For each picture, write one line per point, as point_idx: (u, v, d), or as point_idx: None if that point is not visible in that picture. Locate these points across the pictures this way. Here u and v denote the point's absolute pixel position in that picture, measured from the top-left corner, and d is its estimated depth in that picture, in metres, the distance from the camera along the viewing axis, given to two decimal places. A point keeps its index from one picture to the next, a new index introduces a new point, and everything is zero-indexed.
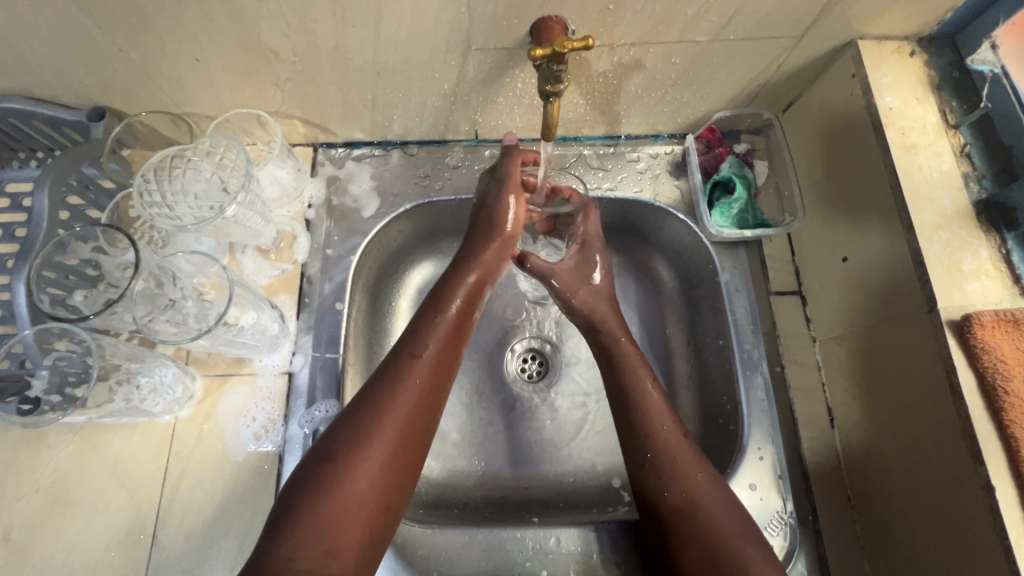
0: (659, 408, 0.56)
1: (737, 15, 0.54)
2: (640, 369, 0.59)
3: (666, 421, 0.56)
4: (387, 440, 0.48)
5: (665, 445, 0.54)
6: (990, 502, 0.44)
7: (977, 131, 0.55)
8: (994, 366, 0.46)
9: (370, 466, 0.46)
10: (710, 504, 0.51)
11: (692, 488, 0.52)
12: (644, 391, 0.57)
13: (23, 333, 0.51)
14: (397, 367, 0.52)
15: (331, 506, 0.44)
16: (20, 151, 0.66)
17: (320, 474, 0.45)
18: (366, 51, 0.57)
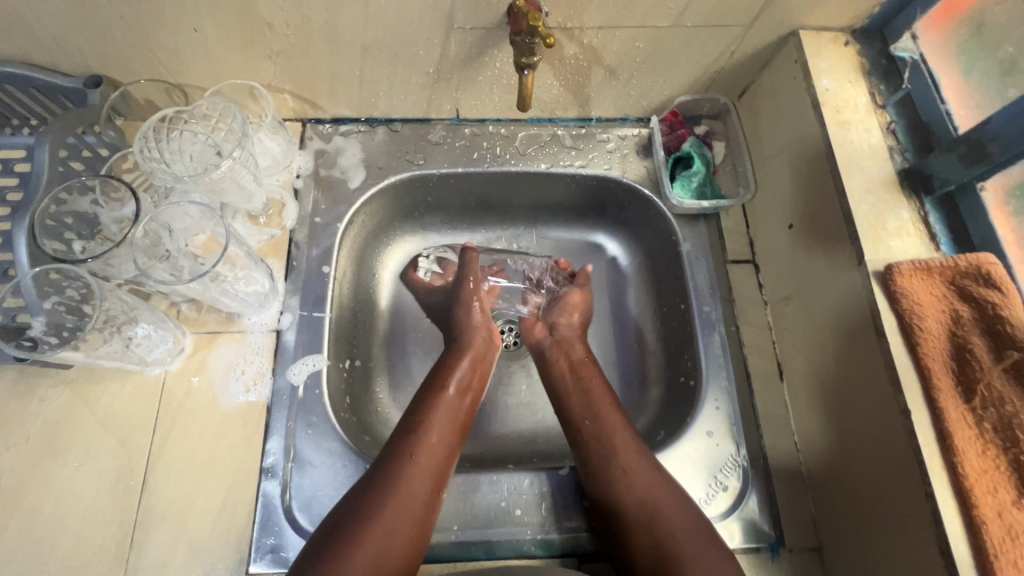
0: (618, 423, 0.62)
1: (692, 2, 0.60)
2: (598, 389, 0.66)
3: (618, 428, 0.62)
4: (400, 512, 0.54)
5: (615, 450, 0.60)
6: (907, 424, 0.50)
7: (901, 110, 0.62)
8: (911, 308, 0.52)
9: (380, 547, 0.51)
10: (654, 494, 0.56)
11: (631, 483, 0.58)
12: (596, 413, 0.63)
13: (23, 274, 0.53)
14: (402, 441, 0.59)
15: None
16: (14, 117, 0.68)
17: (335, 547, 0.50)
18: (356, 26, 0.61)
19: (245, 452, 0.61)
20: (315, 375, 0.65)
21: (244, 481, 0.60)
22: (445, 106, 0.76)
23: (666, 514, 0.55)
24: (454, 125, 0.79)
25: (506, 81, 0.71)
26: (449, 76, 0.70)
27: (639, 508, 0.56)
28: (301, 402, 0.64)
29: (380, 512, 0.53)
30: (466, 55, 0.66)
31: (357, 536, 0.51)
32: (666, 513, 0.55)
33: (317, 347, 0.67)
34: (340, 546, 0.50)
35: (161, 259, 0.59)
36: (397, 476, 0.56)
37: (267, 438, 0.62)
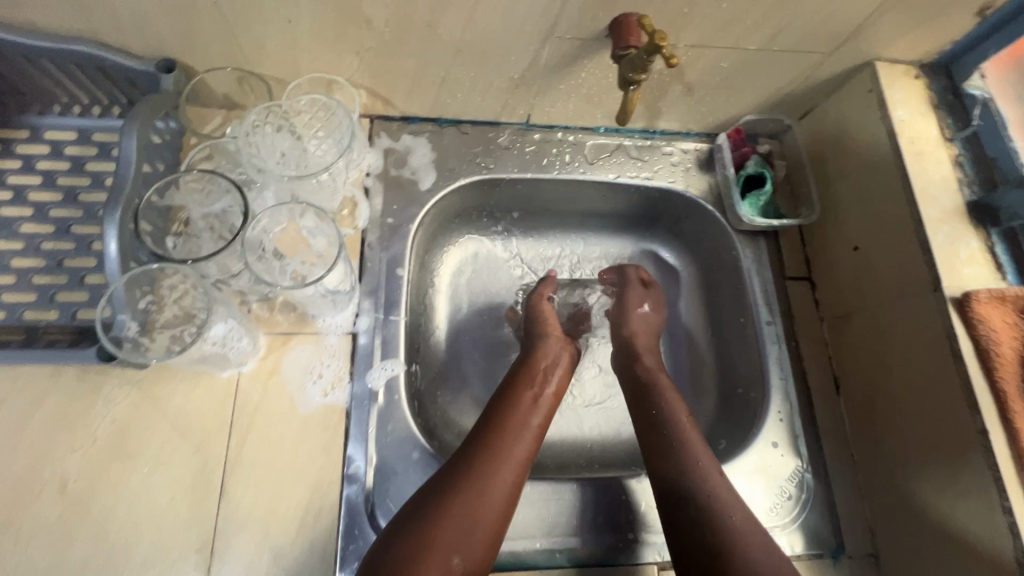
0: (681, 414, 0.63)
1: (787, 28, 0.62)
2: (671, 397, 0.65)
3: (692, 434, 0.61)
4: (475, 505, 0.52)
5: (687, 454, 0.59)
6: (984, 443, 0.54)
7: (968, 145, 0.66)
8: (987, 334, 0.56)
9: (452, 536, 0.50)
10: (725, 499, 0.55)
11: (698, 471, 0.57)
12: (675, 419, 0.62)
13: (114, 282, 0.51)
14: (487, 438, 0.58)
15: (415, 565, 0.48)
16: (100, 100, 0.67)
17: (413, 531, 0.50)
18: (455, 29, 0.60)
19: (325, 458, 0.60)
20: (393, 380, 0.64)
21: (326, 487, 0.59)
22: (518, 111, 0.76)
23: (727, 502, 0.55)
24: (522, 130, 0.79)
25: (586, 90, 0.71)
26: (531, 82, 0.70)
27: (706, 517, 0.54)
28: (380, 407, 0.63)
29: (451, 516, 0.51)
30: (555, 64, 0.66)
31: (435, 524, 0.50)
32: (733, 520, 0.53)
33: (394, 351, 0.66)
34: (415, 533, 0.50)
35: (258, 257, 0.59)
36: (472, 483, 0.54)
37: (346, 444, 0.61)
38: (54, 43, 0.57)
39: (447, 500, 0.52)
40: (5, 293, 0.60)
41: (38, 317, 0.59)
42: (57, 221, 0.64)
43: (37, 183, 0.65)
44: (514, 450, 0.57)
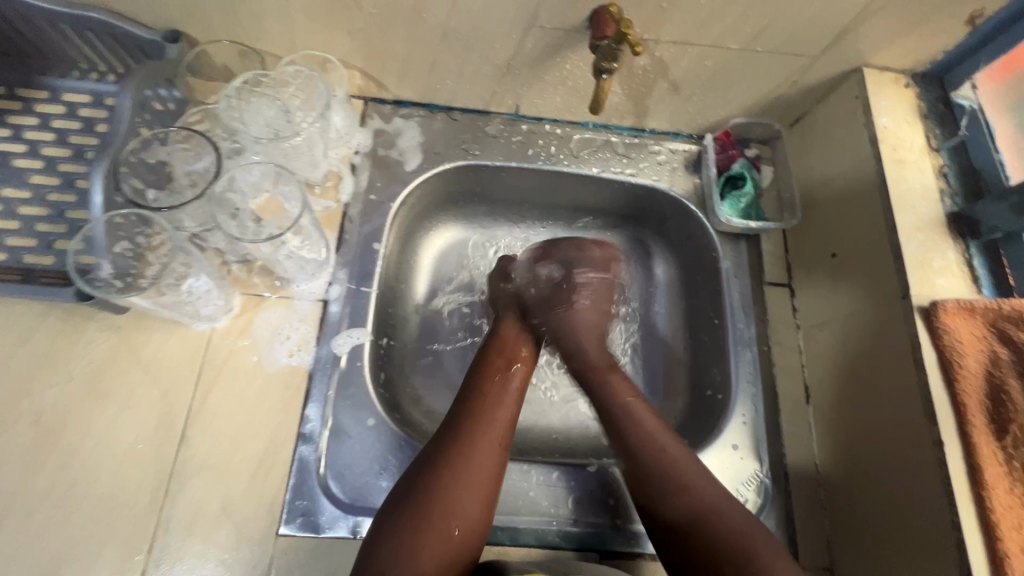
0: (632, 398, 0.62)
1: (768, 28, 0.62)
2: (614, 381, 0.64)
3: (644, 417, 0.59)
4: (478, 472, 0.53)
5: (648, 436, 0.57)
6: (939, 455, 0.52)
7: (955, 155, 0.64)
8: (952, 345, 0.54)
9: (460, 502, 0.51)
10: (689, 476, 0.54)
11: (656, 450, 0.56)
12: (623, 402, 0.61)
13: (94, 220, 0.55)
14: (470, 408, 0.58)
15: (426, 533, 0.48)
16: (101, 66, 0.72)
17: (415, 503, 0.50)
18: (440, 14, 0.62)
19: (284, 415, 0.62)
20: (357, 348, 0.66)
21: (281, 443, 0.61)
22: (507, 101, 0.77)
23: (702, 488, 0.53)
24: (512, 120, 0.81)
25: (572, 82, 0.73)
26: (518, 71, 0.71)
27: (677, 497, 0.53)
28: (342, 373, 0.65)
29: (450, 476, 0.51)
30: (539, 54, 0.68)
31: (436, 492, 0.50)
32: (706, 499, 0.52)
33: (362, 321, 0.68)
34: (421, 504, 0.50)
35: (230, 215, 0.62)
36: (474, 436, 0.55)
37: (306, 404, 0.63)
38: (72, 9, 0.62)
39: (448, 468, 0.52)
40: (7, 236, 0.64)
41: (34, 261, 0.64)
42: (64, 174, 0.69)
43: (49, 139, 0.70)
44: (498, 413, 0.58)
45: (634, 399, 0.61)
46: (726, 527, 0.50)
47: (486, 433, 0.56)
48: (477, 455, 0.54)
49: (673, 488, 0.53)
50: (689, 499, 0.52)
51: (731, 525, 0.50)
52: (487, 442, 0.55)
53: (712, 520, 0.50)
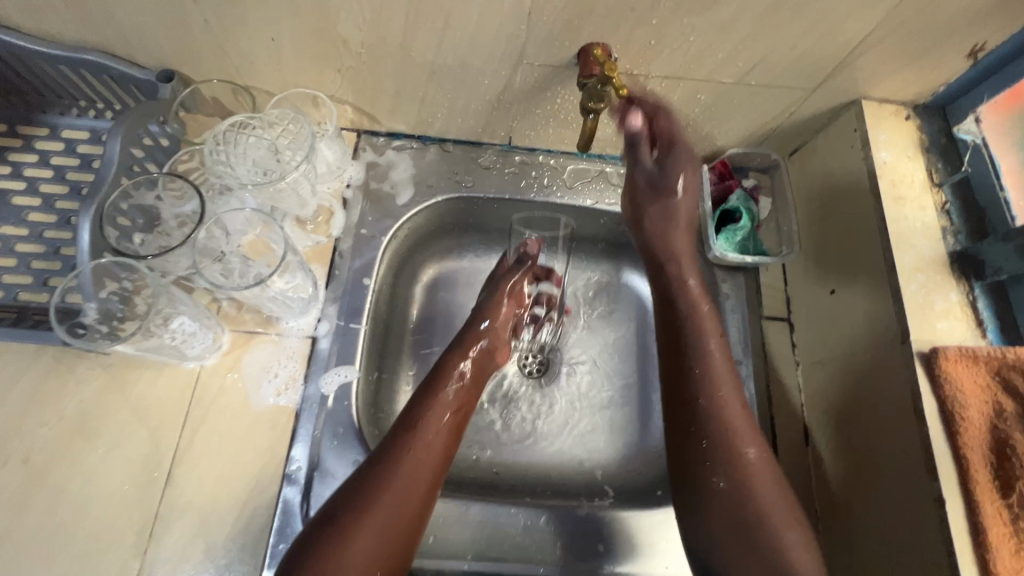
0: (726, 384, 0.59)
1: (762, 63, 0.61)
2: (721, 376, 0.60)
3: (739, 425, 0.57)
4: (394, 508, 0.53)
5: (735, 437, 0.56)
6: (940, 513, 0.50)
7: (957, 191, 0.62)
8: (953, 396, 0.52)
9: (367, 543, 0.51)
10: (765, 503, 0.53)
11: (737, 449, 0.56)
12: (715, 394, 0.59)
13: (82, 266, 0.56)
14: (397, 437, 0.57)
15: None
16: (99, 103, 0.72)
17: (323, 543, 0.50)
18: (428, 52, 0.62)
19: (270, 456, 0.62)
20: (345, 386, 0.66)
21: (266, 484, 0.61)
22: (499, 133, 0.77)
23: (764, 500, 0.54)
24: (505, 151, 0.80)
25: (564, 115, 0.72)
26: (509, 105, 0.71)
27: (733, 513, 0.53)
28: (330, 412, 0.65)
29: (365, 519, 0.52)
30: (529, 89, 0.67)
31: (347, 537, 0.51)
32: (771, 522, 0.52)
33: (351, 359, 0.67)
34: (328, 547, 0.50)
35: (214, 259, 0.61)
36: (378, 493, 0.53)
37: (292, 445, 0.63)
38: (67, 51, 0.63)
39: (364, 509, 0.52)
40: (3, 274, 0.65)
41: (29, 298, 0.65)
42: (60, 211, 0.70)
43: (48, 175, 0.71)
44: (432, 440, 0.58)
45: (735, 408, 0.58)
46: (783, 557, 0.51)
47: (398, 477, 0.54)
48: (384, 500, 0.53)
49: (738, 489, 0.54)
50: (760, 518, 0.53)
51: (785, 555, 0.51)
52: (396, 488, 0.54)
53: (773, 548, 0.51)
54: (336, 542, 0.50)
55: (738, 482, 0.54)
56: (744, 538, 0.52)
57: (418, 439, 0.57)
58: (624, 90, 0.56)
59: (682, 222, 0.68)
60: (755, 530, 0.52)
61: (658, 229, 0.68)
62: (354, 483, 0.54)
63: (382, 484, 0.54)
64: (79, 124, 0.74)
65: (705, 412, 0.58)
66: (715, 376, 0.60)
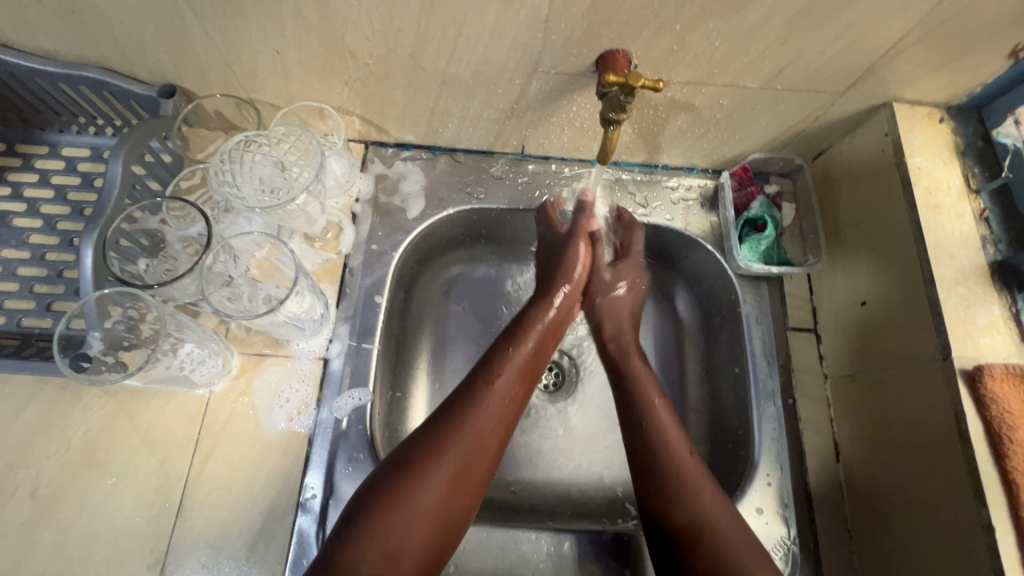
0: (672, 434, 0.58)
1: (789, 67, 0.58)
2: (663, 417, 0.60)
3: (690, 467, 0.56)
4: (467, 458, 0.51)
5: (685, 476, 0.55)
6: (989, 541, 0.48)
7: (997, 198, 0.60)
8: (1001, 417, 0.50)
9: (440, 483, 0.49)
10: (717, 521, 0.52)
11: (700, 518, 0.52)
12: (651, 409, 0.60)
13: (86, 296, 0.54)
14: (473, 388, 0.55)
15: (403, 511, 0.46)
16: (101, 119, 0.70)
17: (396, 483, 0.48)
18: (439, 62, 0.59)
19: (283, 483, 0.60)
20: (359, 409, 0.64)
21: (280, 513, 0.59)
22: (512, 142, 0.74)
23: (722, 531, 0.52)
24: (517, 160, 0.78)
25: (579, 123, 0.69)
26: (522, 114, 0.68)
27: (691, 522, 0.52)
28: (344, 436, 0.63)
29: (440, 458, 0.49)
30: (544, 97, 0.65)
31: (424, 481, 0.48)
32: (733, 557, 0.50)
33: (364, 381, 0.65)
34: (403, 487, 0.48)
35: (222, 285, 0.59)
36: (453, 442, 0.51)
37: (306, 472, 0.61)
38: (66, 68, 0.61)
39: (440, 450, 0.50)
40: (6, 299, 0.63)
41: (33, 324, 0.63)
42: (62, 232, 0.67)
43: (49, 196, 0.69)
44: (509, 396, 0.56)
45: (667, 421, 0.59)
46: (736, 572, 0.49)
47: (472, 432, 0.52)
48: (457, 454, 0.50)
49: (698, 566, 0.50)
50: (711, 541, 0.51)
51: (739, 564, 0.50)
52: (468, 441, 0.51)
53: (724, 555, 0.50)
54: (413, 478, 0.48)
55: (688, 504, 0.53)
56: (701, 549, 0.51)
57: (494, 395, 0.55)
58: (657, 87, 0.53)
59: (627, 318, 0.72)
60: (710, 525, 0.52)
61: (608, 311, 0.71)
62: (428, 429, 0.52)
63: (459, 434, 0.51)
64: (83, 142, 0.72)
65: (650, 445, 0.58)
66: (660, 424, 0.59)
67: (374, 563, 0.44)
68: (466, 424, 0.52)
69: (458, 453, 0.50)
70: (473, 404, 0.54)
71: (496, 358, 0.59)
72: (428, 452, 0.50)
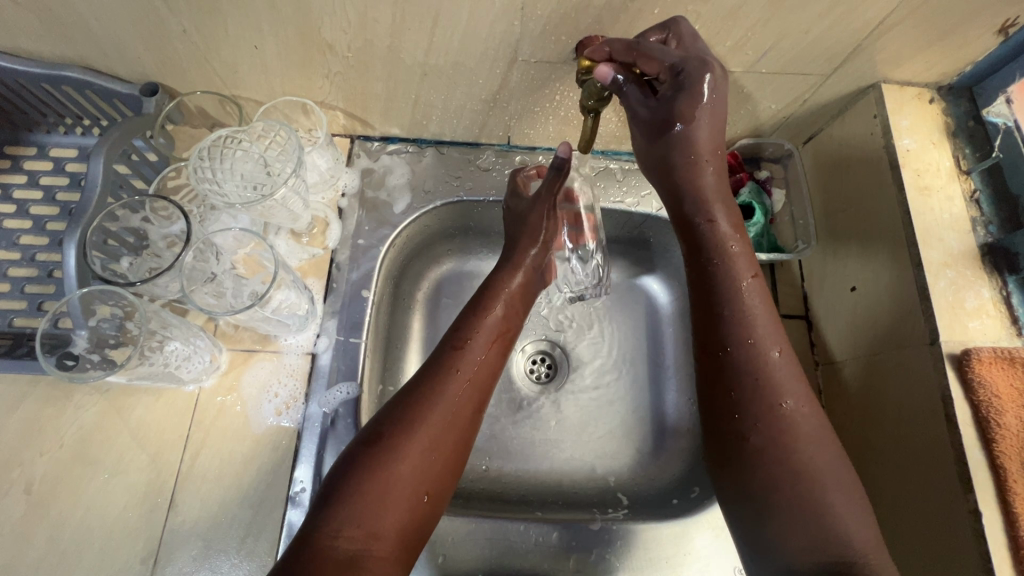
0: (763, 331, 0.50)
1: (773, 49, 0.57)
2: (756, 316, 0.50)
3: (783, 372, 0.48)
4: (443, 425, 0.51)
5: (774, 389, 0.47)
6: (976, 526, 0.47)
7: (988, 179, 0.59)
8: (989, 400, 0.49)
9: (416, 453, 0.48)
10: (805, 435, 0.46)
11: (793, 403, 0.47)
12: (739, 285, 0.51)
13: (70, 294, 0.56)
14: (443, 358, 0.56)
15: (379, 484, 0.46)
16: (86, 119, 0.70)
17: (370, 455, 0.47)
18: (418, 53, 0.59)
19: (272, 477, 0.61)
20: (348, 402, 0.64)
21: (271, 507, 0.60)
22: (497, 132, 0.74)
23: (810, 458, 0.45)
24: (504, 151, 0.77)
25: (563, 112, 0.69)
26: (505, 104, 0.67)
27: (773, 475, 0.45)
28: (332, 429, 0.63)
29: (415, 425, 0.49)
30: (526, 86, 0.64)
31: (398, 451, 0.48)
32: (825, 503, 0.44)
33: (354, 375, 0.65)
34: (378, 458, 0.47)
35: (204, 281, 0.60)
36: (426, 410, 0.51)
37: (295, 466, 0.61)
38: (49, 69, 0.61)
39: (411, 418, 0.50)
40: None
41: (24, 323, 0.63)
42: (51, 233, 0.68)
43: (37, 197, 0.69)
44: (484, 364, 0.57)
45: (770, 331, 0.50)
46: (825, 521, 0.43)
47: (444, 399, 0.52)
48: (430, 421, 0.50)
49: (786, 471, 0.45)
50: (803, 485, 0.44)
51: (830, 518, 0.43)
52: (441, 409, 0.51)
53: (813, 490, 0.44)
54: (385, 446, 0.48)
55: (779, 443, 0.46)
56: (788, 492, 0.44)
57: (465, 360, 0.56)
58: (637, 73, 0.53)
59: (709, 156, 0.55)
60: (807, 474, 0.45)
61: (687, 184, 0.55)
62: (398, 401, 0.52)
63: (432, 402, 0.51)
64: (68, 143, 0.72)
65: (741, 357, 0.49)
66: (750, 326, 0.50)
67: (353, 538, 0.43)
68: (438, 390, 0.52)
69: (432, 418, 0.50)
70: (444, 373, 0.54)
71: (467, 328, 0.59)
72: (401, 421, 0.50)
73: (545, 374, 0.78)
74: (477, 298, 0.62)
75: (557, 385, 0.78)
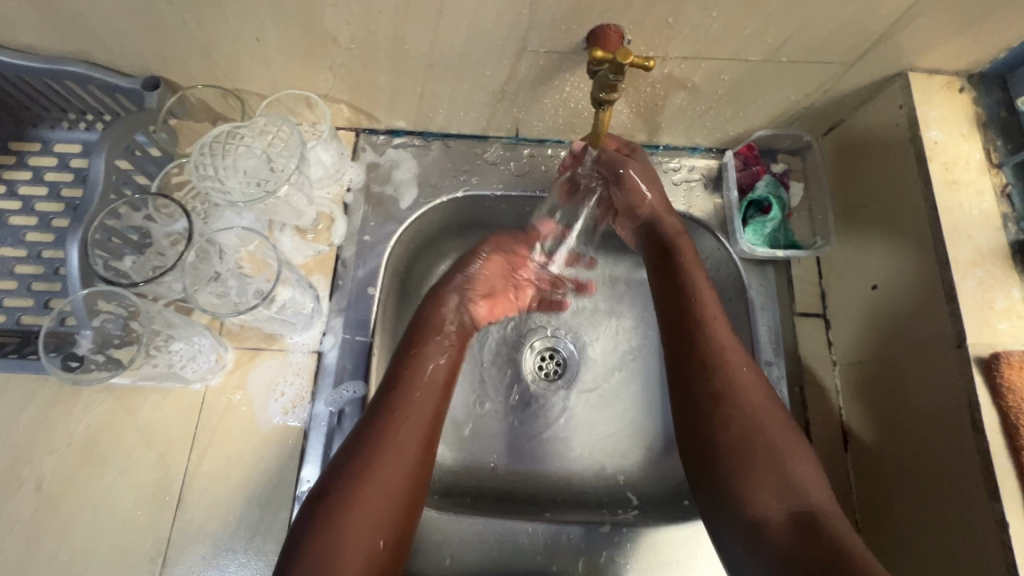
0: (711, 305, 0.58)
1: (794, 37, 0.54)
2: (706, 298, 0.58)
3: (721, 336, 0.55)
4: (394, 468, 0.50)
5: (727, 359, 0.53)
6: (1002, 536, 0.46)
7: (1020, 172, 0.56)
8: (1018, 407, 0.47)
9: (367, 505, 0.48)
10: (749, 396, 0.51)
11: (731, 371, 0.53)
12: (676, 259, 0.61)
13: (74, 295, 0.56)
14: (391, 400, 0.55)
15: (331, 542, 0.45)
16: (89, 114, 0.69)
17: (320, 515, 0.47)
18: (423, 44, 0.57)
19: (279, 476, 0.60)
20: (354, 402, 0.63)
21: (278, 506, 0.59)
22: (505, 125, 0.72)
23: (755, 414, 0.50)
24: (512, 144, 0.75)
25: (574, 104, 0.67)
26: (514, 96, 0.65)
27: (773, 495, 0.46)
28: (339, 429, 0.62)
29: (366, 475, 0.49)
30: (534, 78, 0.62)
31: (348, 502, 0.47)
32: (774, 442, 0.49)
33: (361, 374, 0.65)
34: (327, 513, 0.47)
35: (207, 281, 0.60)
36: (375, 458, 0.50)
37: (302, 465, 0.61)
38: (50, 63, 0.60)
39: (359, 466, 0.50)
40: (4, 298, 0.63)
41: (32, 321, 0.63)
42: (57, 230, 0.67)
43: (42, 193, 0.69)
44: (426, 398, 0.56)
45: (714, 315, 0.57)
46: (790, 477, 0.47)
47: (390, 444, 0.52)
48: (378, 468, 0.50)
49: (734, 427, 0.50)
50: (759, 443, 0.49)
51: (795, 478, 0.47)
52: (389, 453, 0.51)
53: (767, 450, 0.48)
54: (332, 499, 0.47)
55: (729, 385, 0.52)
56: (742, 461, 0.48)
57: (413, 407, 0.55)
58: (648, 66, 0.51)
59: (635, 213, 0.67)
60: (762, 442, 0.49)
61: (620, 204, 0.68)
62: (347, 451, 0.51)
63: (381, 447, 0.51)
64: (71, 138, 0.71)
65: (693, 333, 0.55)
66: (705, 317, 0.56)
67: None
68: (382, 434, 0.52)
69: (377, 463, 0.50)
70: (390, 419, 0.53)
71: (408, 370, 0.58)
72: (351, 471, 0.49)
73: (554, 371, 0.77)
74: (420, 333, 0.62)
75: (567, 382, 0.76)
